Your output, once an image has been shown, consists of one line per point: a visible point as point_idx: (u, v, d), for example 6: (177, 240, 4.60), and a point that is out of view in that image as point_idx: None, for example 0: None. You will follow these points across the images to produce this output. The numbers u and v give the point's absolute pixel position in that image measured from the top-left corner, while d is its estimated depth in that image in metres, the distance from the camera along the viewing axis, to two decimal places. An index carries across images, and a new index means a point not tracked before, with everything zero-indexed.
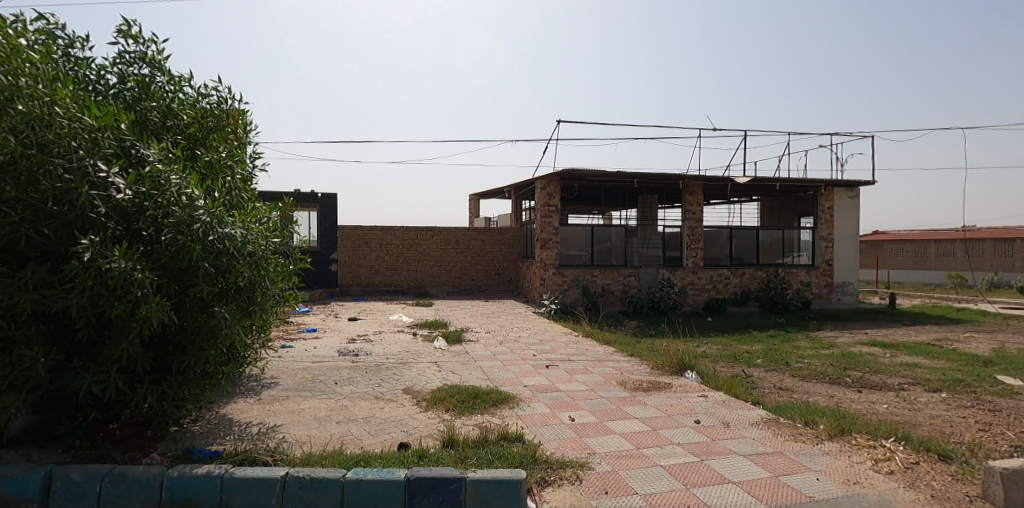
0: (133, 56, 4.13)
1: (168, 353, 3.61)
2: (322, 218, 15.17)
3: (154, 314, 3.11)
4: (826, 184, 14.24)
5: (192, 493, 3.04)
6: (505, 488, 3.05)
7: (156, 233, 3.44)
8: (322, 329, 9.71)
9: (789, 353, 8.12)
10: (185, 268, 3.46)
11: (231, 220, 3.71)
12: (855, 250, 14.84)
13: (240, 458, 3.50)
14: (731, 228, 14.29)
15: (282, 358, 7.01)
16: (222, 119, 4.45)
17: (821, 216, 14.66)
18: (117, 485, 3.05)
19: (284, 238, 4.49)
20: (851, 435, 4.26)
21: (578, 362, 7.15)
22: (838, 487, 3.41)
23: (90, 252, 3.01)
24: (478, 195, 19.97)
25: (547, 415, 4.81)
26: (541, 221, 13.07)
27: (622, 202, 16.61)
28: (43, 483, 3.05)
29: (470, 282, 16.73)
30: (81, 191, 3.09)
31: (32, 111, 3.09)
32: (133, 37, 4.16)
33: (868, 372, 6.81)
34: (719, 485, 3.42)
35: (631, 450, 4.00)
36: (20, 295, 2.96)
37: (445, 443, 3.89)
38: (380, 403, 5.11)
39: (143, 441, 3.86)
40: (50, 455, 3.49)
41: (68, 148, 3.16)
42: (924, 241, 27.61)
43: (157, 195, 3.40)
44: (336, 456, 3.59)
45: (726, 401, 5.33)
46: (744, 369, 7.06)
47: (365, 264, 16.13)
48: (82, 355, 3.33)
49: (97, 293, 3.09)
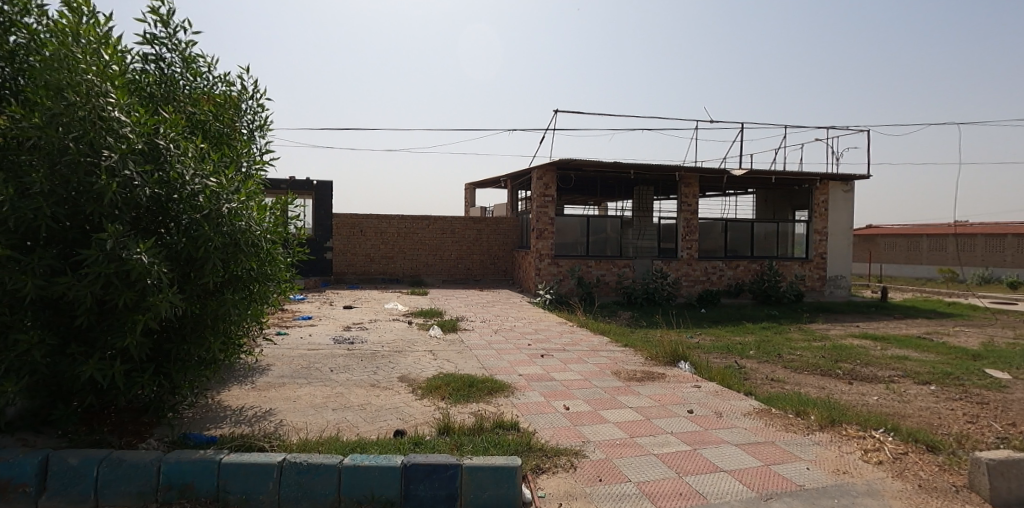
0: (159, 40, 4.13)
1: (167, 340, 3.61)
2: (318, 205, 15.56)
3: (163, 305, 3.13)
4: (822, 177, 14.25)
5: (189, 478, 3.06)
6: (500, 474, 3.07)
7: (171, 223, 3.48)
8: (317, 317, 9.69)
9: (781, 345, 8.20)
10: (195, 258, 3.48)
11: (246, 210, 3.75)
12: (848, 243, 14.94)
13: (238, 443, 3.52)
14: (727, 220, 14.38)
15: (276, 345, 7.01)
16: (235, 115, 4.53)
17: (815, 209, 14.70)
18: (114, 470, 3.07)
19: (284, 229, 4.51)
20: (841, 426, 4.31)
21: (573, 352, 7.20)
22: (827, 476, 3.47)
23: (111, 242, 3.04)
24: (474, 185, 20.11)
25: (542, 404, 4.85)
26: (537, 211, 13.08)
27: (617, 193, 16.76)
28: (40, 466, 3.06)
29: (465, 271, 16.72)
30: (112, 190, 3.10)
31: (79, 100, 3.13)
32: (164, 20, 4.15)
33: (859, 364, 6.90)
34: (712, 474, 3.47)
35: (625, 438, 4.04)
36: (26, 281, 2.97)
37: (440, 430, 3.94)
38: (376, 391, 5.14)
39: (139, 426, 3.84)
40: (45, 439, 3.50)
41: (105, 142, 3.19)
42: (916, 236, 27.83)
43: (177, 189, 3.44)
44: (332, 443, 3.61)
45: (718, 391, 5.38)
46: (737, 360, 7.14)
47: (360, 253, 16.12)
48: (79, 340, 3.32)
49: (108, 281, 3.10)
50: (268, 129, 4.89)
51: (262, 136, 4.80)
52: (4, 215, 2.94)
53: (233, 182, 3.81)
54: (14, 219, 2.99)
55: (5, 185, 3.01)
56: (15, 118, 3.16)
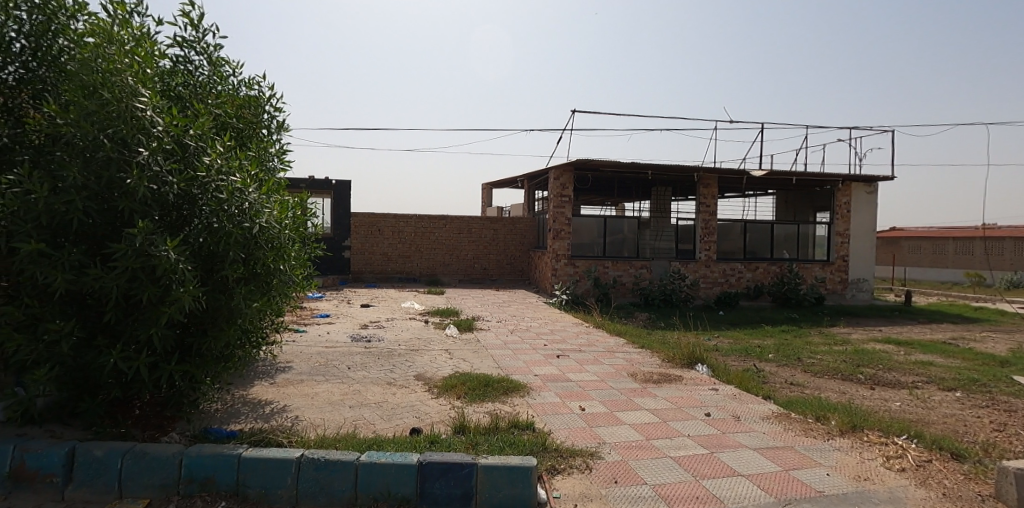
0: (188, 42, 4.21)
1: (190, 334, 3.67)
2: (337, 205, 15.72)
3: (187, 299, 3.19)
4: (844, 178, 14.03)
5: (210, 472, 3.11)
6: (516, 473, 3.08)
7: (195, 219, 3.54)
8: (335, 315, 9.80)
9: (802, 349, 8.07)
10: (218, 253, 3.54)
11: (268, 208, 3.82)
12: (871, 246, 14.68)
13: (256, 438, 3.58)
14: (746, 222, 14.22)
15: (296, 342, 7.10)
16: (258, 115, 4.59)
17: (837, 211, 14.46)
18: (138, 462, 3.13)
19: (302, 228, 4.58)
20: (863, 432, 4.24)
21: (589, 352, 7.19)
22: (848, 482, 3.42)
23: (139, 237, 3.11)
24: (491, 184, 20.12)
25: (558, 404, 4.85)
26: (554, 211, 13.07)
27: (634, 194, 16.67)
28: (67, 458, 3.14)
29: (481, 271, 16.75)
30: (142, 187, 3.16)
31: (112, 99, 3.22)
32: (194, 24, 4.23)
33: (882, 369, 6.77)
34: (730, 478, 3.43)
35: (641, 441, 4.02)
36: (57, 275, 3.05)
37: (456, 429, 3.95)
38: (393, 389, 5.18)
39: (161, 420, 3.93)
40: (72, 431, 3.59)
41: (137, 140, 3.27)
42: (941, 239, 27.22)
43: (204, 186, 3.50)
44: (349, 440, 3.64)
45: (737, 394, 5.33)
46: (756, 363, 7.07)
47: (378, 252, 16.24)
48: (106, 334, 3.39)
49: (135, 276, 3.17)
50: (287, 131, 4.97)
51: (281, 138, 4.88)
52: (39, 209, 3.02)
53: (256, 181, 3.89)
54: (47, 214, 3.07)
55: (41, 182, 3.10)
56: (53, 116, 3.27)
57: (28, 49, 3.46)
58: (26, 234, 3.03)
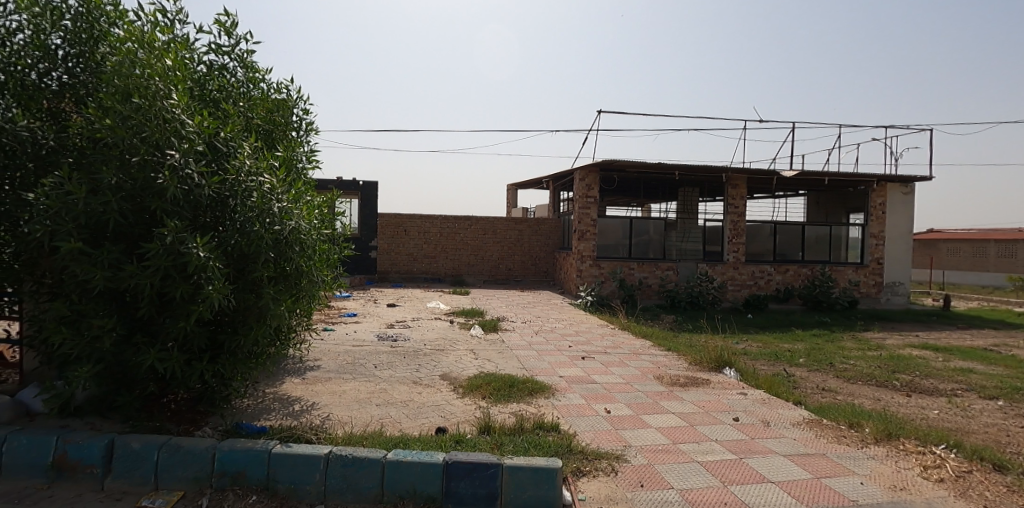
0: (223, 49, 4.32)
1: (221, 332, 3.76)
2: (364, 205, 15.93)
3: (216, 297, 3.26)
4: (879, 179, 13.64)
5: (241, 466, 3.18)
6: (541, 475, 3.07)
7: (226, 220, 3.62)
8: (362, 314, 9.93)
9: (834, 354, 7.87)
10: (248, 254, 3.62)
11: (295, 209, 3.88)
12: (907, 249, 14.24)
13: (286, 434, 3.65)
14: (776, 223, 13.94)
15: (324, 341, 7.22)
16: (287, 119, 4.69)
17: (872, 212, 14.08)
18: (173, 455, 3.22)
19: (329, 229, 4.66)
20: (898, 440, 4.11)
21: (615, 354, 7.14)
22: (883, 492, 3.32)
23: (171, 237, 3.19)
24: (514, 184, 20.19)
25: (583, 406, 4.83)
26: (580, 212, 13.02)
27: (660, 195, 16.50)
28: (106, 449, 3.25)
29: (506, 271, 16.78)
30: (173, 188, 3.25)
31: (146, 104, 3.32)
32: (228, 31, 4.33)
33: (919, 376, 6.56)
34: (759, 484, 3.37)
35: (667, 444, 3.97)
36: (96, 272, 3.17)
37: (481, 429, 3.97)
38: (418, 388, 5.22)
39: (195, 415, 4.03)
40: (111, 423, 3.71)
41: (169, 143, 3.37)
42: (982, 241, 26.26)
43: (234, 188, 3.58)
44: (376, 438, 3.69)
45: (766, 399, 5.23)
46: (786, 368, 6.92)
47: (404, 252, 16.40)
48: (142, 330, 3.49)
49: (168, 274, 3.27)
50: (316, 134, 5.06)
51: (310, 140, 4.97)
52: (78, 210, 3.14)
53: (284, 183, 3.96)
54: (86, 214, 3.18)
55: (80, 183, 3.22)
56: (93, 120, 3.39)
57: (71, 56, 3.63)
58: (66, 233, 3.15)
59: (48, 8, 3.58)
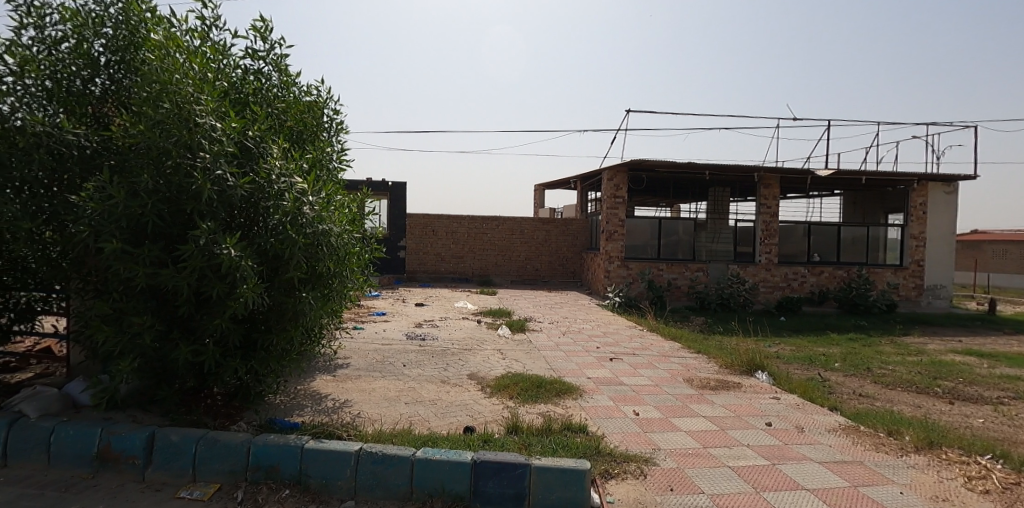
0: (258, 53, 4.42)
1: (255, 330, 3.85)
2: (393, 206, 16.12)
3: (249, 297, 3.34)
4: (919, 177, 13.18)
5: (275, 461, 3.25)
6: (569, 476, 3.06)
7: (259, 221, 3.70)
8: (390, 313, 10.06)
9: (871, 358, 7.64)
10: (280, 256, 3.68)
11: (326, 211, 3.94)
12: (950, 250, 13.72)
13: (317, 430, 3.71)
14: (810, 224, 13.61)
15: (354, 339, 7.34)
16: (318, 120, 4.78)
17: (912, 212, 13.62)
18: (210, 448, 3.31)
19: (359, 229, 4.72)
20: (940, 449, 3.97)
21: (643, 356, 7.07)
22: (924, 503, 3.21)
23: (205, 238, 3.28)
24: (541, 184, 20.17)
25: (611, 408, 4.79)
26: (608, 212, 12.93)
27: (690, 195, 16.27)
28: (147, 441, 3.36)
29: (533, 271, 16.77)
30: (206, 190, 3.34)
31: (176, 109, 3.42)
32: (263, 36, 4.43)
33: (962, 383, 6.31)
34: (792, 491, 3.29)
35: (698, 448, 3.91)
36: (137, 271, 3.29)
37: (509, 429, 3.97)
38: (447, 387, 5.26)
39: (230, 410, 4.13)
40: (151, 416, 3.83)
41: (200, 145, 3.46)
42: None
43: (267, 189, 3.65)
44: (405, 435, 3.72)
45: (800, 404, 5.10)
46: (820, 372, 6.75)
47: (432, 252, 16.55)
48: (180, 327, 3.60)
49: (204, 274, 3.36)
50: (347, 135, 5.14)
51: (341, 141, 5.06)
52: (118, 212, 3.26)
53: (315, 184, 4.03)
54: (126, 216, 3.30)
55: (119, 186, 3.34)
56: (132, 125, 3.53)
57: (113, 62, 3.78)
58: (109, 233, 3.28)
59: (89, 18, 3.74)
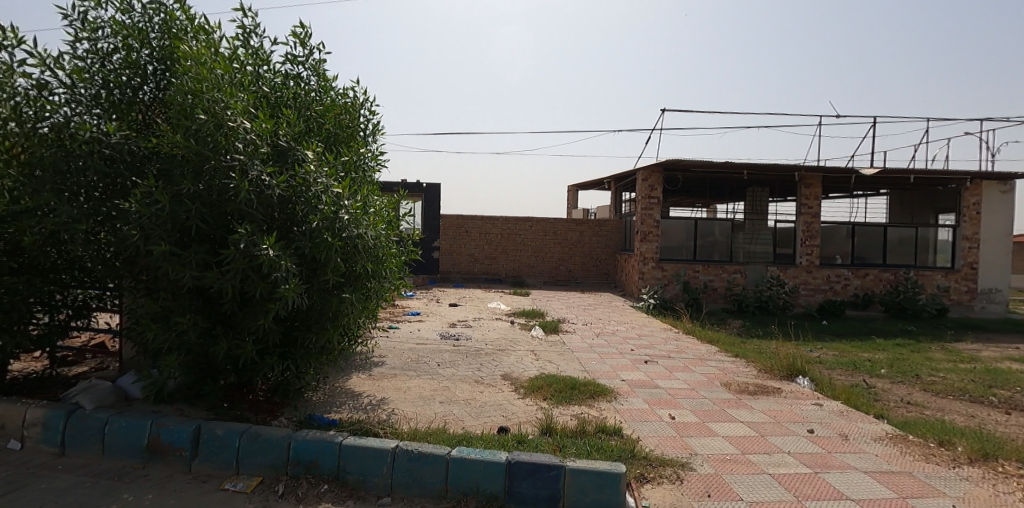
0: (297, 59, 4.54)
1: (295, 329, 3.95)
2: (427, 207, 16.30)
3: (289, 296, 3.43)
4: (972, 176, 12.59)
5: (314, 456, 3.33)
6: (604, 479, 3.04)
7: (297, 222, 3.79)
8: (424, 313, 10.17)
9: (920, 365, 7.33)
10: (318, 258, 3.76)
11: (360, 212, 4.01)
12: (1006, 252, 13.05)
13: (355, 427, 3.78)
14: (854, 224, 13.17)
15: (389, 338, 7.45)
16: (354, 121, 4.87)
17: (964, 212, 13.02)
18: (252, 442, 3.41)
19: (394, 230, 4.79)
20: (997, 461, 3.78)
21: (679, 359, 6.96)
22: None
23: (244, 241, 3.39)
24: (574, 185, 20.08)
25: (646, 411, 4.74)
26: (642, 213, 12.78)
27: (727, 195, 15.94)
28: (193, 434, 3.48)
29: (566, 272, 16.69)
30: (244, 191, 3.44)
31: (211, 115, 3.54)
32: (302, 42, 4.55)
33: (1020, 393, 5.99)
34: (835, 501, 3.19)
35: (736, 454, 3.83)
36: (184, 272, 3.42)
37: (543, 430, 3.96)
38: (480, 387, 5.29)
39: (271, 405, 4.25)
40: (197, 410, 3.98)
41: (234, 148, 3.57)
42: None
43: (303, 190, 3.73)
44: (440, 434, 3.76)
45: (843, 411, 4.94)
46: (865, 378, 6.51)
47: (466, 253, 16.66)
48: (223, 324, 3.72)
49: (246, 276, 3.47)
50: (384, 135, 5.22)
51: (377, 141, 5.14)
52: (164, 215, 3.40)
53: (350, 187, 4.11)
54: (170, 219, 3.44)
55: (164, 191, 3.48)
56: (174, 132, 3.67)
57: (158, 71, 3.93)
58: (158, 236, 3.42)
59: (135, 30, 3.91)
